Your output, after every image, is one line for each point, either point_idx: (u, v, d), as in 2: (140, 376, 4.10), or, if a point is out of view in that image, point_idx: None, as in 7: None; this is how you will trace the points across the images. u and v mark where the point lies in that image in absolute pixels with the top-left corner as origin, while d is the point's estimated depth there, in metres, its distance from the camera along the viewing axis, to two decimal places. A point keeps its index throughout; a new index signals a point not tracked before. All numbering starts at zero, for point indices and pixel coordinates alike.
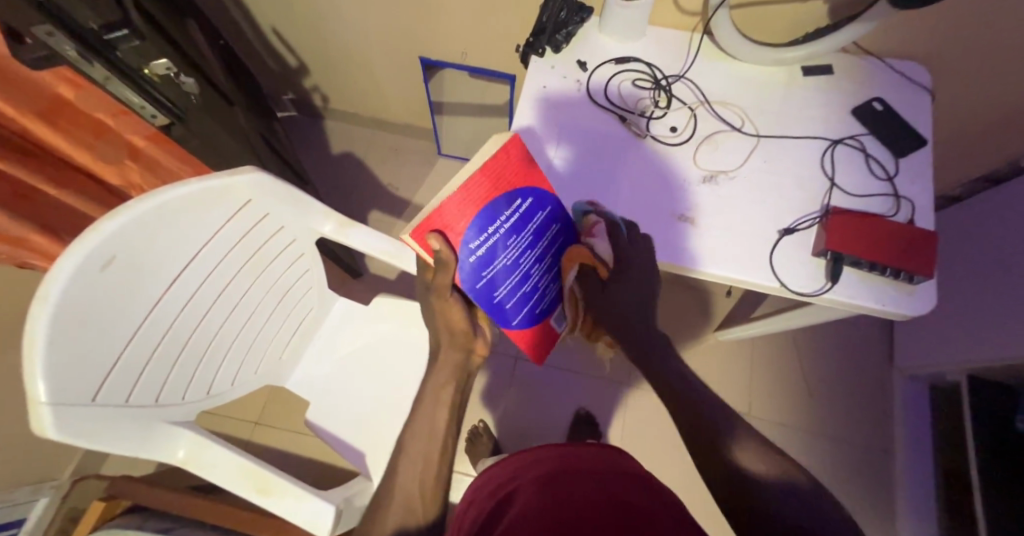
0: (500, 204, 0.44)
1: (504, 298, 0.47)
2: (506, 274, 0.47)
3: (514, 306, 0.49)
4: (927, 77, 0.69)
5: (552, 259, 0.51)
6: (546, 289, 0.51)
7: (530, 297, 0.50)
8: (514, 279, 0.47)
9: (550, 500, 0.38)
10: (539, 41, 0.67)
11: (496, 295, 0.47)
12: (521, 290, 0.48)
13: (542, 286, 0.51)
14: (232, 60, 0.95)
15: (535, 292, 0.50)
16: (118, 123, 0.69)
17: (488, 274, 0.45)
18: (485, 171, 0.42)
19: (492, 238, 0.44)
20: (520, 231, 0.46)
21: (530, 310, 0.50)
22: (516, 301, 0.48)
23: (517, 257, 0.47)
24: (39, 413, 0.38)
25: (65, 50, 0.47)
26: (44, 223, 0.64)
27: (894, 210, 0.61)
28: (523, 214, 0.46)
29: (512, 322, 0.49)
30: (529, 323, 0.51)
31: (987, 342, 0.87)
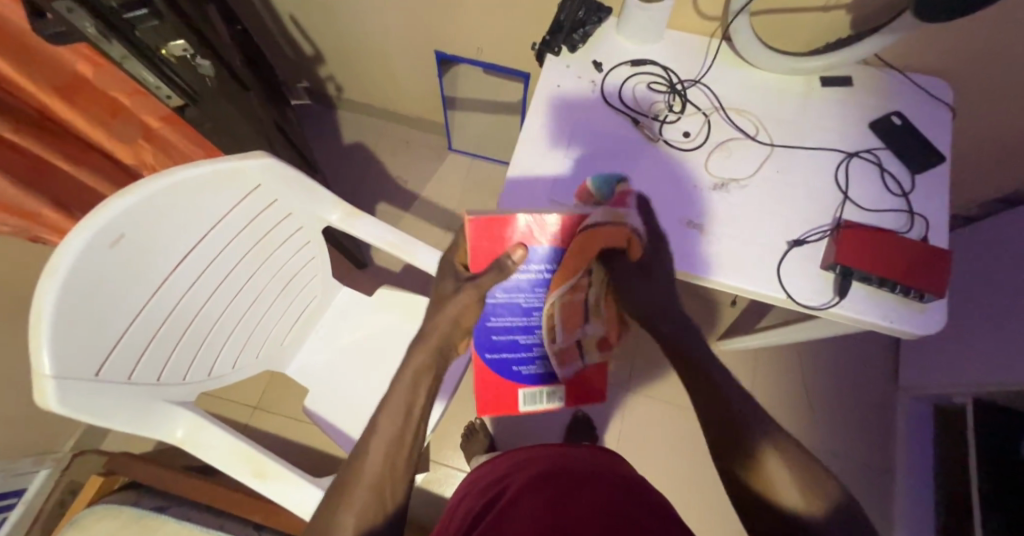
0: (556, 252, 0.49)
1: (502, 328, 0.53)
2: (512, 311, 0.53)
3: (502, 344, 0.54)
4: (948, 92, 0.67)
5: (559, 331, 0.55)
6: (537, 354, 0.56)
7: (517, 346, 0.55)
8: (517, 324, 0.54)
9: (544, 498, 0.38)
10: (556, 39, 0.67)
11: (489, 323, 0.53)
12: (516, 338, 0.54)
13: (532, 347, 0.55)
14: (249, 45, 0.95)
15: (530, 350, 0.55)
16: (134, 102, 0.70)
17: (504, 298, 0.51)
18: (562, 226, 0.48)
19: (533, 272, 0.50)
20: (549, 288, 0.52)
21: (508, 356, 0.55)
22: (504, 339, 0.54)
23: (534, 306, 0.53)
24: (44, 385, 0.39)
25: (84, 27, 0.47)
26: (57, 199, 0.64)
27: (907, 227, 0.60)
28: (563, 278, 0.51)
29: (485, 353, 0.54)
30: (504, 373, 0.56)
31: (996, 365, 0.86)
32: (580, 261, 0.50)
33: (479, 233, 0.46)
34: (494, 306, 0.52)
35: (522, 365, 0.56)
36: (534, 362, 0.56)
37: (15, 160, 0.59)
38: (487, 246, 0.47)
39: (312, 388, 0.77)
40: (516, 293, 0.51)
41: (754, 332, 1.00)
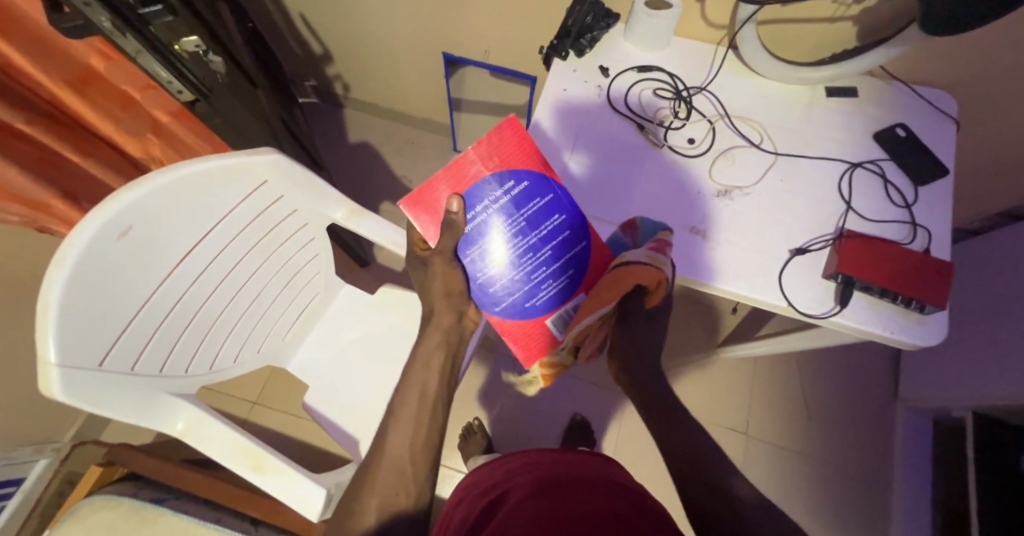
0: (493, 179, 0.48)
1: (490, 277, 0.50)
2: (492, 255, 0.50)
3: (501, 291, 0.51)
4: (953, 105, 0.67)
5: (552, 253, 0.50)
6: (542, 283, 0.51)
7: (519, 286, 0.51)
8: (502, 265, 0.50)
9: (542, 503, 0.38)
10: (564, 43, 0.68)
11: (479, 277, 0.50)
12: (512, 280, 0.51)
13: (536, 281, 0.51)
14: (258, 43, 0.96)
15: (532, 285, 0.51)
16: (144, 97, 0.71)
17: (477, 253, 0.50)
18: (476, 149, 0.47)
19: (484, 212, 0.48)
20: (511, 213, 0.49)
21: (517, 299, 0.51)
22: (502, 286, 0.51)
23: (506, 245, 0.49)
24: (48, 374, 0.39)
25: (100, 22, 0.48)
26: (67, 189, 0.64)
27: (909, 238, 0.60)
28: (516, 201, 0.48)
29: (494, 308, 0.52)
30: (518, 315, 0.52)
31: (997, 378, 0.86)
32: (517, 172, 0.48)
33: (418, 209, 0.49)
34: (468, 262, 0.50)
35: (535, 301, 0.52)
36: (545, 290, 0.52)
37: (24, 150, 0.59)
38: (431, 221, 0.49)
39: (312, 384, 0.77)
40: (479, 237, 0.49)
41: (754, 340, 1.00)
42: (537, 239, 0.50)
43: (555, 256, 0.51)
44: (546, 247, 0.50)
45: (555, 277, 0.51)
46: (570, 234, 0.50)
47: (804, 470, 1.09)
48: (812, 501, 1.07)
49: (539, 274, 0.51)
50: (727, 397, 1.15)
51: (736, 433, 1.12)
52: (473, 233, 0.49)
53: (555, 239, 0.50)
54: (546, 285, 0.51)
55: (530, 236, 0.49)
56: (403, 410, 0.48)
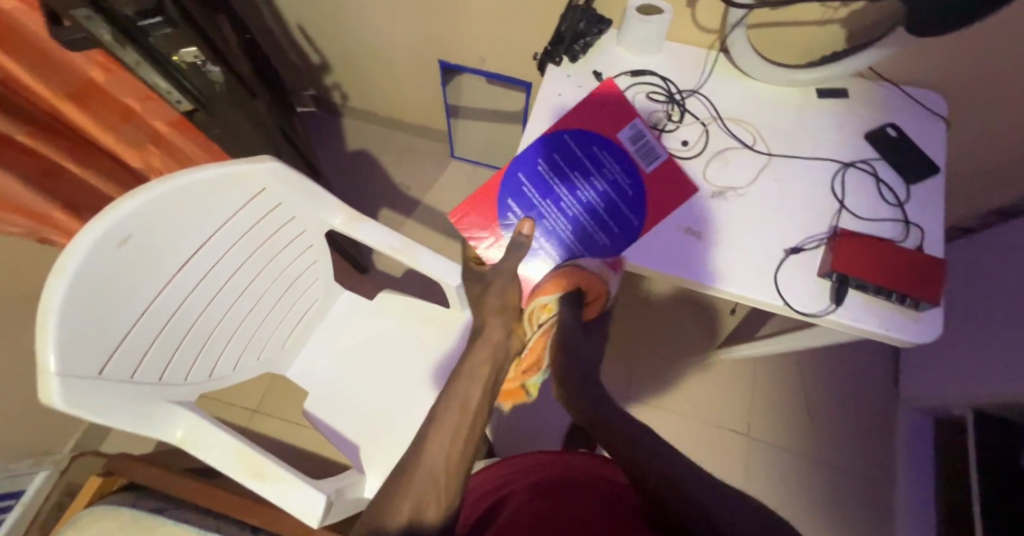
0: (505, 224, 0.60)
1: (595, 229, 0.60)
2: (579, 225, 0.60)
3: (608, 223, 0.60)
4: (943, 105, 0.68)
5: (586, 172, 0.61)
6: (603, 186, 0.61)
7: (609, 201, 0.60)
8: (584, 213, 0.60)
9: (554, 516, 0.39)
10: (557, 50, 0.69)
11: (598, 237, 0.59)
12: (600, 205, 0.60)
13: (600, 184, 0.61)
14: (257, 53, 0.97)
15: (610, 189, 0.60)
16: (144, 108, 0.71)
17: (578, 243, 0.60)
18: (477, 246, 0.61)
19: (538, 246, 0.60)
20: (540, 215, 0.60)
21: (623, 205, 0.60)
22: (608, 217, 0.60)
23: (562, 220, 0.60)
24: (48, 382, 0.40)
25: (101, 35, 0.49)
26: (67, 201, 0.66)
27: (903, 236, 0.60)
28: (523, 208, 0.60)
29: (637, 225, 0.60)
30: (641, 205, 0.60)
31: (995, 375, 0.86)
32: (501, 205, 0.60)
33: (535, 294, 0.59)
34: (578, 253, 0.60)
35: (626, 192, 0.60)
36: (620, 178, 0.61)
37: (26, 164, 0.59)
38: (532, 286, 0.61)
39: (313, 391, 0.77)
40: (565, 240, 0.60)
41: (753, 340, 1.00)
42: (562, 192, 0.60)
43: (586, 175, 0.61)
44: (567, 176, 0.61)
45: (607, 168, 0.61)
46: (558, 156, 0.62)
47: (806, 471, 1.09)
48: (815, 501, 1.06)
49: (601, 185, 0.61)
50: (729, 399, 1.15)
51: (736, 435, 1.12)
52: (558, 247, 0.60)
53: (572, 172, 0.61)
54: (611, 177, 0.61)
55: (560, 193, 0.60)
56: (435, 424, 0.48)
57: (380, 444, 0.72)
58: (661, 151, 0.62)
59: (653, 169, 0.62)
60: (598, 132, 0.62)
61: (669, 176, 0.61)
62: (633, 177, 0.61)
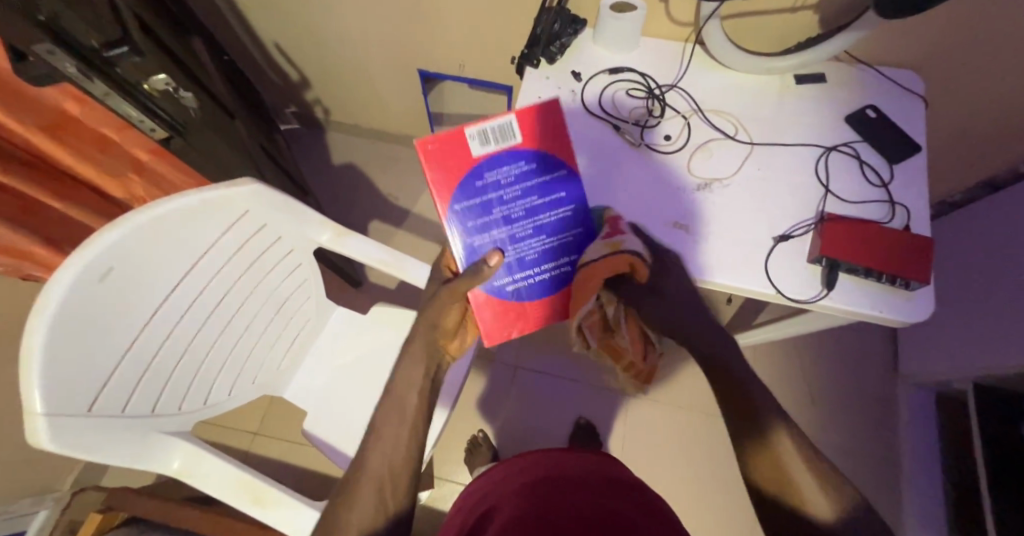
0: (515, 296, 0.54)
1: (544, 206, 0.53)
2: (536, 218, 0.53)
3: (557, 197, 0.53)
4: (919, 84, 0.69)
5: (497, 201, 0.52)
6: (512, 192, 0.52)
7: (529, 185, 0.52)
8: (530, 204, 0.53)
9: (536, 512, 0.37)
10: (534, 52, 0.68)
11: (557, 212, 0.54)
12: (534, 192, 0.52)
13: (510, 195, 0.52)
14: (234, 74, 0.97)
15: (523, 181, 0.52)
16: (122, 137, 0.71)
17: (551, 230, 0.54)
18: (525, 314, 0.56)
19: (539, 273, 0.54)
20: (517, 261, 0.53)
21: (534, 172, 0.52)
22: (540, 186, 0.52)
23: (525, 236, 0.53)
24: (35, 423, 0.39)
25: (64, 68, 0.48)
26: (47, 236, 0.64)
27: (889, 216, 0.61)
28: (498, 266, 0.53)
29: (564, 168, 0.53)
30: (547, 164, 0.52)
31: (991, 347, 0.87)
32: (490, 288, 0.53)
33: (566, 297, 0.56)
34: (570, 232, 0.54)
35: (528, 165, 0.52)
36: (514, 169, 0.52)
37: (3, 201, 0.58)
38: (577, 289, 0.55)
39: (311, 409, 0.76)
40: (544, 244, 0.54)
41: (751, 328, 1.00)
42: (505, 229, 0.52)
43: (500, 205, 0.52)
44: (484, 211, 0.52)
45: (498, 181, 0.52)
46: (464, 223, 0.51)
47: None
48: None
49: (513, 191, 0.52)
50: None
51: None
52: (544, 253, 0.54)
53: (488, 215, 0.52)
54: (509, 177, 0.52)
55: (502, 231, 0.52)
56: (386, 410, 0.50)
57: None
58: (507, 116, 0.50)
59: (521, 130, 0.51)
60: (462, 173, 0.51)
61: (546, 127, 0.52)
62: (524, 156, 0.52)
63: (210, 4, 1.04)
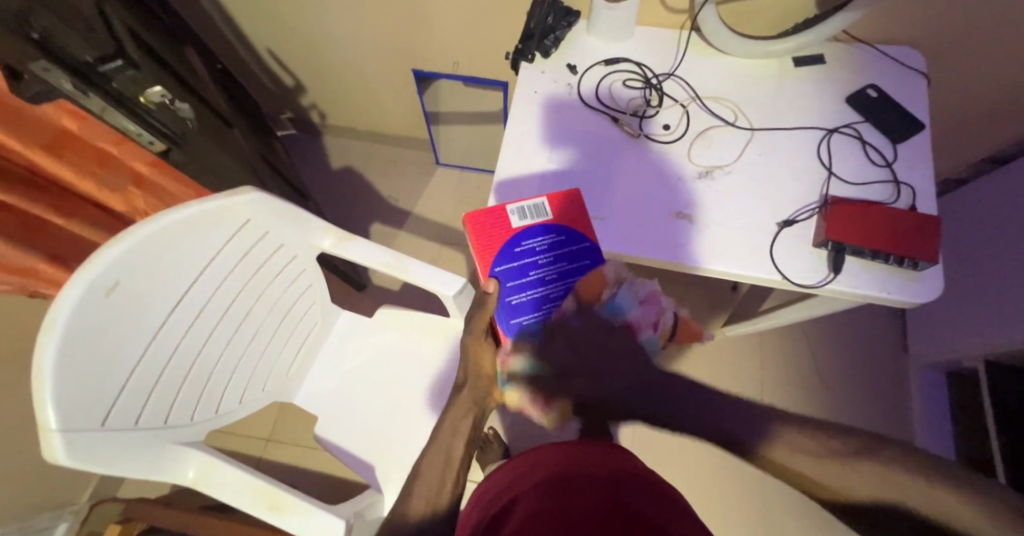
0: None
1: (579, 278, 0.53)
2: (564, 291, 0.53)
3: (583, 264, 0.54)
4: (921, 60, 0.68)
5: (530, 264, 0.53)
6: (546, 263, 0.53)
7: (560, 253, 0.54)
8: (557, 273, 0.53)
9: (549, 507, 0.38)
10: (528, 46, 0.68)
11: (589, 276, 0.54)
12: (563, 262, 0.54)
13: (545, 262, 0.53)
14: (228, 81, 0.96)
15: (555, 249, 0.54)
16: (121, 150, 0.69)
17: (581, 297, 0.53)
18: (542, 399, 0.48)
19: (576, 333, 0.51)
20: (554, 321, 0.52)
21: (558, 242, 0.54)
22: (567, 256, 0.54)
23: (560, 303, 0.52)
24: (50, 440, 0.39)
25: (62, 85, 0.49)
26: (52, 253, 0.65)
27: (894, 197, 0.60)
28: (528, 321, 0.51)
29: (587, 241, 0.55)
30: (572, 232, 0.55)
31: (1001, 323, 0.86)
32: (509, 328, 0.51)
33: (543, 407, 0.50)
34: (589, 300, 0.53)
35: (559, 239, 0.54)
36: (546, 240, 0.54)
37: (8, 221, 0.59)
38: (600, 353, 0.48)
39: (322, 413, 0.77)
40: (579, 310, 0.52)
41: (757, 316, 1.00)
42: (532, 283, 0.53)
43: (528, 273, 0.53)
44: (527, 282, 0.53)
45: (533, 247, 0.54)
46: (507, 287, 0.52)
47: None
48: None
49: (548, 256, 0.54)
50: (739, 375, 1.15)
51: None
52: None
53: (526, 277, 0.53)
54: (544, 245, 0.54)
55: (530, 285, 0.53)
56: (429, 458, 0.52)
57: (395, 461, 0.72)
58: (541, 199, 0.55)
59: (552, 210, 0.55)
60: (501, 242, 0.53)
61: (569, 205, 0.56)
62: (553, 229, 0.55)
63: (200, 12, 1.04)
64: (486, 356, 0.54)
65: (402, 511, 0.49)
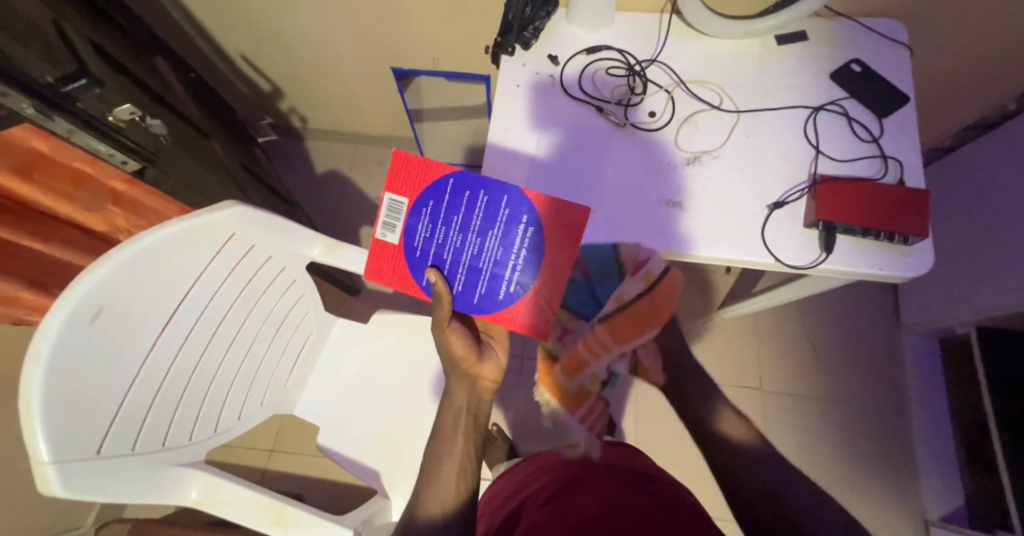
0: (522, 286, 0.49)
1: (481, 216, 0.50)
2: (478, 239, 0.50)
3: (474, 201, 0.50)
4: (903, 32, 0.67)
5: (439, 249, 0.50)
6: (444, 237, 0.50)
7: (441, 215, 0.50)
8: (456, 229, 0.50)
9: (551, 511, 0.38)
10: (507, 39, 0.65)
11: (484, 203, 0.50)
12: (451, 217, 0.50)
13: (443, 237, 0.50)
14: (204, 91, 0.95)
15: (438, 215, 0.50)
16: (97, 170, 0.65)
17: (499, 222, 0.49)
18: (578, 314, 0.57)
19: (515, 257, 0.49)
20: (499, 262, 0.50)
21: (433, 211, 0.50)
22: (450, 208, 0.50)
23: (484, 248, 0.50)
24: (44, 472, 0.38)
25: (22, 109, 0.48)
26: (33, 278, 0.64)
27: (882, 172, 0.60)
28: (484, 287, 0.50)
29: (450, 180, 0.50)
30: (443, 188, 0.50)
31: (995, 290, 0.87)
32: (471, 307, 0.50)
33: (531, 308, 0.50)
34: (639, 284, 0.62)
35: (428, 205, 0.50)
36: (425, 216, 0.50)
37: None
38: (558, 241, 0.49)
39: (325, 423, 0.76)
40: (509, 234, 0.49)
41: (750, 297, 1.01)
42: (458, 258, 0.50)
43: (445, 262, 0.50)
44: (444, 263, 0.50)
45: (427, 236, 0.51)
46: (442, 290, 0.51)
47: (822, 414, 1.10)
48: (834, 441, 1.08)
49: (438, 227, 0.50)
50: (735, 355, 1.16)
51: (749, 390, 1.13)
52: (505, 239, 0.49)
53: (445, 263, 0.50)
54: (428, 222, 0.50)
55: (458, 261, 0.50)
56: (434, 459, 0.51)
57: (399, 464, 0.72)
58: (386, 197, 0.51)
59: (401, 193, 0.51)
60: (401, 261, 0.52)
61: (417, 172, 0.50)
62: (422, 209, 0.50)
63: (166, 18, 1.01)
64: (454, 343, 0.51)
65: (414, 511, 0.48)
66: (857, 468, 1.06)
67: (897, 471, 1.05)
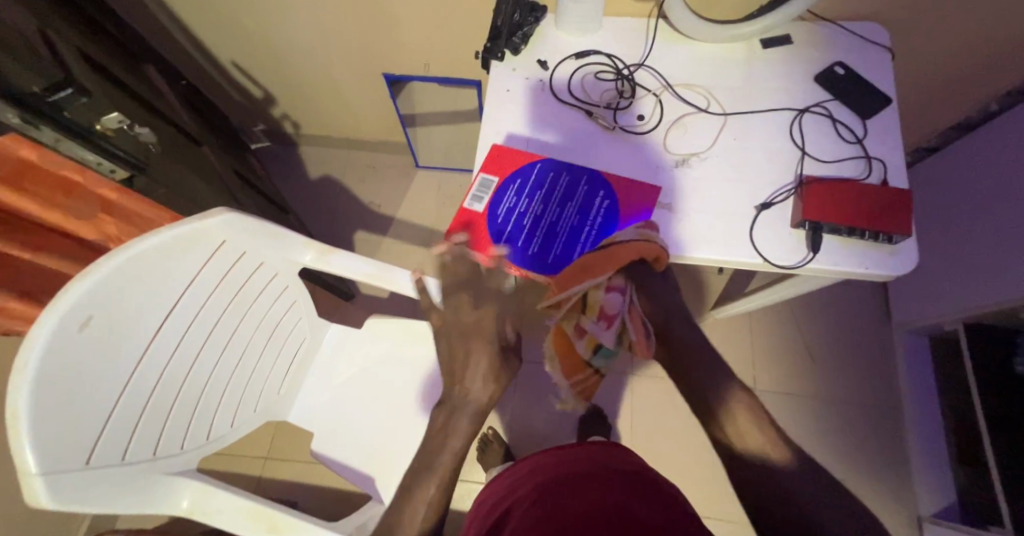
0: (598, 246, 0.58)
1: (563, 191, 0.60)
2: (560, 209, 0.59)
3: (557, 180, 0.60)
4: (885, 35, 0.68)
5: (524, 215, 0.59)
6: (525, 208, 0.60)
7: (530, 187, 0.60)
8: (541, 201, 0.60)
9: (541, 511, 0.38)
10: (496, 45, 0.66)
11: (564, 180, 0.60)
12: (535, 193, 0.60)
13: (528, 207, 0.60)
14: (195, 98, 0.94)
15: (523, 192, 0.60)
16: (86, 178, 0.63)
17: (577, 198, 0.60)
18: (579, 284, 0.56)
19: (593, 224, 0.59)
20: (576, 232, 0.58)
21: (520, 187, 0.60)
22: (535, 184, 0.60)
23: (565, 217, 0.59)
24: (31, 485, 0.38)
25: (9, 120, 0.48)
26: (22, 289, 0.64)
27: (866, 172, 0.61)
28: (563, 249, 0.58)
29: (535, 163, 0.61)
30: (528, 169, 0.61)
31: (983, 287, 0.88)
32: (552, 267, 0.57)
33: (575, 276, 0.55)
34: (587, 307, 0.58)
35: (516, 183, 0.60)
36: (510, 193, 0.60)
37: None
38: (636, 206, 0.59)
39: (319, 430, 0.76)
40: (585, 206, 0.59)
41: (742, 297, 1.02)
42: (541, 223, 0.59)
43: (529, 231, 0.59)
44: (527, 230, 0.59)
45: (510, 208, 0.60)
46: (523, 248, 0.58)
47: (816, 413, 1.11)
48: (828, 440, 1.09)
49: (523, 200, 0.60)
50: (729, 355, 1.17)
51: None
52: (582, 211, 0.59)
53: (528, 232, 0.59)
54: (513, 197, 0.60)
55: (539, 226, 0.59)
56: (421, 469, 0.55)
57: (394, 470, 0.71)
58: (479, 175, 0.61)
59: (492, 173, 0.61)
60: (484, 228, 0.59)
61: (512, 157, 0.62)
62: (507, 185, 0.60)
63: (158, 25, 1.01)
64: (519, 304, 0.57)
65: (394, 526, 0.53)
66: (852, 466, 1.06)
67: (891, 468, 1.06)
